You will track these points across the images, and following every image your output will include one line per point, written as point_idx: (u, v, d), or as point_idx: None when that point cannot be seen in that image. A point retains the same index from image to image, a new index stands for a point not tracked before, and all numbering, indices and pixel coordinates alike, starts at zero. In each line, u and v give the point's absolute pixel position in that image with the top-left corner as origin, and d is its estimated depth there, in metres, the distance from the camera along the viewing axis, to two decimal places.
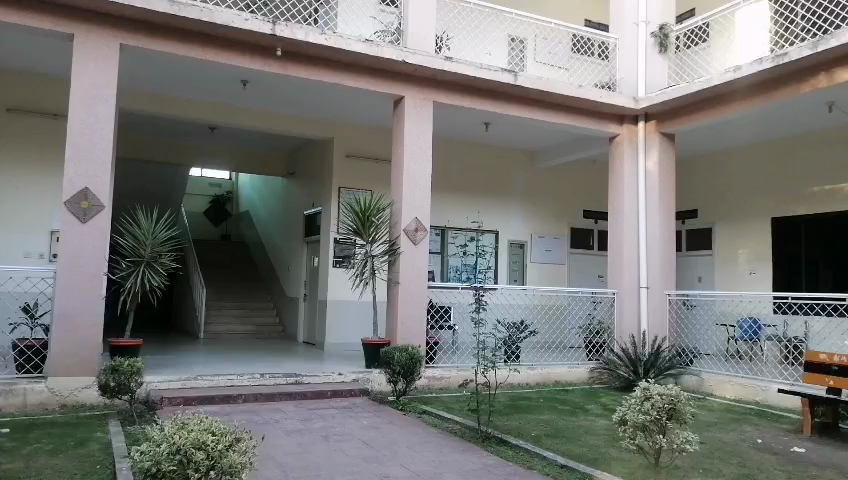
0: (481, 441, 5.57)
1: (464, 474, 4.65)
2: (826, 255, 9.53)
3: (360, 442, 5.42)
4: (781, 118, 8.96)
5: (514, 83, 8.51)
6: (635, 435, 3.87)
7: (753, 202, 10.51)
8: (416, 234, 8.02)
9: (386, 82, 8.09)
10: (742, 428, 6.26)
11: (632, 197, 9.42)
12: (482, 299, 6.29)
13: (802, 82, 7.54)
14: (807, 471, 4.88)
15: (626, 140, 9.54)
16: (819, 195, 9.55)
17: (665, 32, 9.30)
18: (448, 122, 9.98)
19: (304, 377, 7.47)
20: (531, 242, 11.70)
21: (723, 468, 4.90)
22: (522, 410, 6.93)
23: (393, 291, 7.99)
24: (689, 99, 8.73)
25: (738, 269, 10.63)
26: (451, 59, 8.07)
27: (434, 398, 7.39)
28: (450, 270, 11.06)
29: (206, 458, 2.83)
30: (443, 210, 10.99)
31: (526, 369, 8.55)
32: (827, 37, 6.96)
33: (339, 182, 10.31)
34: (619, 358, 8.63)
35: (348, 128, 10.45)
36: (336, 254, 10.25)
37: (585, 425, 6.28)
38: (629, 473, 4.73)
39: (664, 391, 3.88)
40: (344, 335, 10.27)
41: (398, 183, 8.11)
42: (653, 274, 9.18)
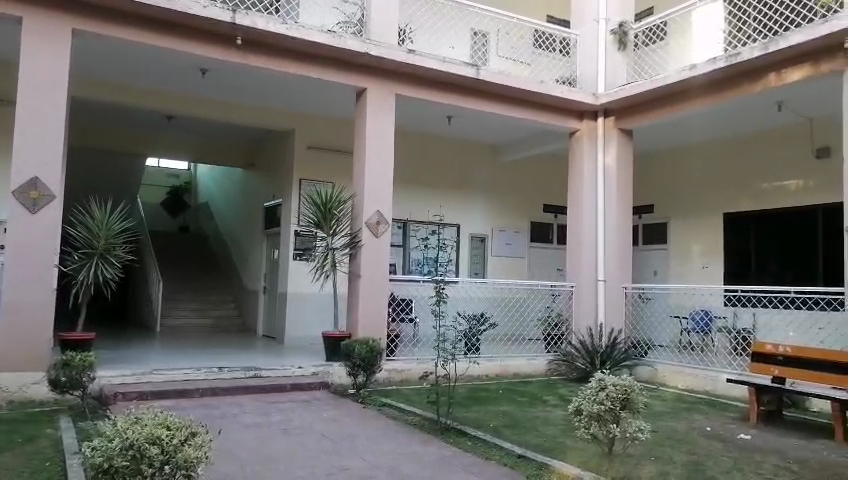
0: (441, 432, 5.62)
1: (424, 465, 4.68)
2: (774, 249, 9.86)
3: (319, 435, 5.42)
4: (734, 116, 9.22)
5: (476, 77, 8.56)
6: (590, 425, 3.96)
7: (706, 198, 10.82)
8: (378, 227, 8.01)
9: (348, 73, 8.04)
10: (693, 417, 6.46)
11: (591, 191, 9.58)
12: (444, 291, 6.30)
13: (753, 83, 7.79)
14: (753, 457, 5.07)
15: (585, 136, 9.68)
16: (769, 192, 9.88)
17: (624, 30, 9.46)
18: (411, 115, 9.97)
19: (263, 370, 7.38)
20: (492, 236, 11.79)
21: (673, 455, 5.06)
22: (482, 401, 7.01)
23: (354, 284, 7.96)
24: (645, 97, 8.91)
25: (691, 262, 10.94)
26: (414, 52, 8.08)
27: (394, 391, 7.41)
28: (412, 263, 11.07)
29: (160, 453, 2.78)
30: (404, 203, 10.99)
31: (486, 361, 8.63)
32: (776, 39, 7.20)
33: (300, 174, 10.22)
34: (577, 349, 8.80)
35: (309, 120, 10.36)
36: (297, 247, 10.17)
37: (543, 416, 6.40)
38: (585, 462, 4.85)
39: (618, 381, 3.98)
40: (304, 328, 10.20)
41: (360, 175, 8.08)
42: (610, 268, 9.37)
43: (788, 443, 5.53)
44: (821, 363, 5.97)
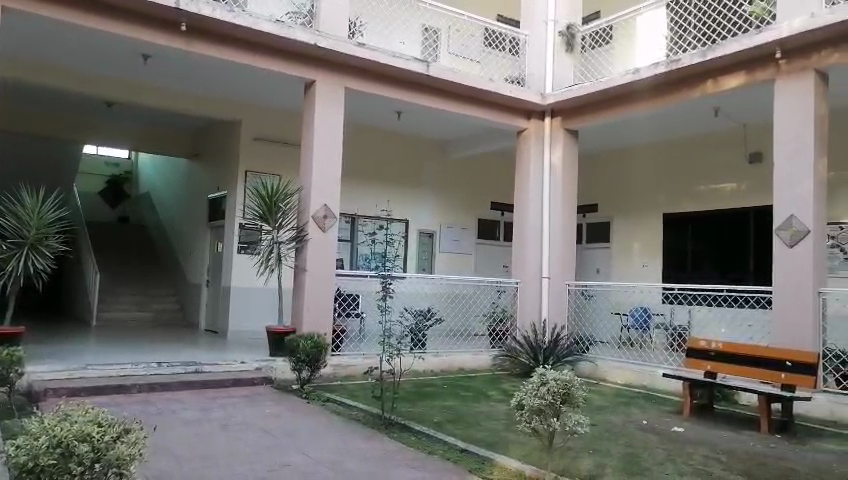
0: (384, 427, 5.62)
1: (366, 461, 4.67)
2: (709, 249, 10.24)
3: (261, 431, 5.33)
4: (675, 120, 9.50)
5: (426, 72, 8.58)
6: (531, 419, 4.03)
7: (647, 198, 11.15)
8: (325, 221, 7.93)
9: (297, 64, 7.92)
10: (630, 411, 6.66)
11: (537, 190, 9.73)
12: (389, 287, 6.28)
13: (693, 88, 8.05)
14: (685, 448, 5.26)
15: (532, 135, 9.82)
16: (705, 194, 10.27)
17: (572, 32, 9.71)
18: (360, 109, 9.92)
19: (204, 365, 7.22)
20: (440, 232, 11.85)
21: (611, 448, 5.21)
22: (426, 396, 7.05)
23: (300, 278, 7.86)
24: (591, 99, 9.11)
25: (632, 261, 11.27)
26: (363, 45, 8.04)
27: (339, 386, 7.37)
28: (359, 258, 11.04)
29: (91, 451, 2.66)
30: (352, 197, 10.93)
31: (431, 357, 8.68)
32: (714, 46, 7.48)
33: (246, 166, 10.03)
34: (521, 345, 8.93)
35: (256, 110, 10.16)
36: (242, 240, 9.98)
37: (486, 410, 6.48)
38: (526, 455, 4.94)
39: (559, 376, 4.06)
40: (247, 323, 10.03)
41: (307, 169, 7.98)
42: (555, 266, 9.56)
43: (718, 435, 5.75)
44: (752, 359, 6.26)
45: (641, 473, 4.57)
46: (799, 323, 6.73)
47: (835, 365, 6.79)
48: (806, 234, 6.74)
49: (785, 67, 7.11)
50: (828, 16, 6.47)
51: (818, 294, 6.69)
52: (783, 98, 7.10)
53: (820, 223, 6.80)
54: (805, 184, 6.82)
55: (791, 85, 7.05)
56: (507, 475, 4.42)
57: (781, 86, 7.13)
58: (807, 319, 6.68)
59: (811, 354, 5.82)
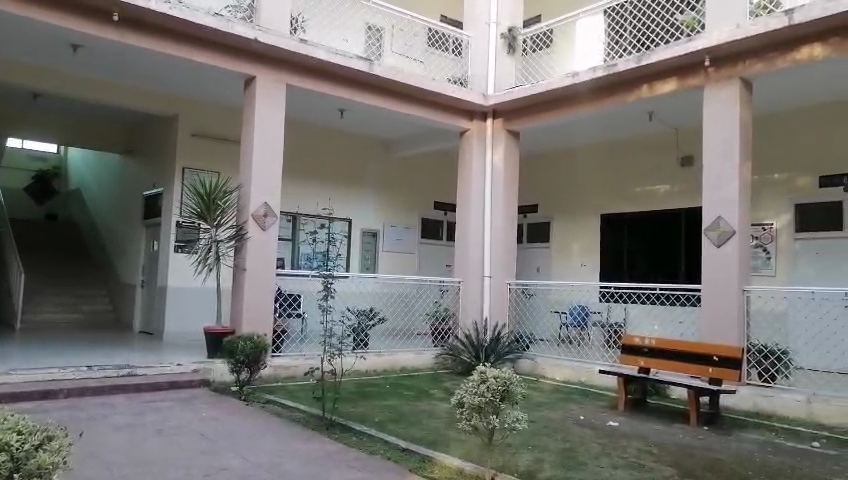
0: (325, 428, 5.57)
1: (305, 462, 4.62)
2: (643, 248, 10.58)
3: (197, 434, 5.20)
4: (611, 123, 9.78)
5: (369, 71, 8.55)
6: (471, 417, 4.06)
7: (585, 199, 11.43)
8: (264, 219, 7.78)
9: (237, 60, 7.75)
10: (567, 407, 6.82)
11: (479, 190, 9.84)
12: (331, 286, 6.20)
13: (628, 93, 8.31)
14: (619, 442, 5.43)
15: (475, 135, 9.91)
16: (640, 195, 10.61)
17: (513, 35, 9.90)
18: (301, 106, 9.78)
19: (138, 368, 6.97)
20: (383, 230, 11.83)
21: (548, 443, 5.32)
22: (367, 396, 7.02)
23: (239, 278, 7.70)
24: (532, 100, 9.26)
25: (571, 261, 11.54)
26: (306, 42, 7.94)
27: (279, 387, 7.25)
28: (301, 257, 10.91)
29: (9, 460, 2.47)
30: (294, 195, 10.77)
31: (374, 356, 8.67)
32: (648, 53, 7.73)
33: (183, 163, 9.74)
34: (463, 343, 9.02)
35: (195, 105, 9.88)
36: (179, 238, 9.71)
37: (428, 409, 6.51)
38: (466, 452, 4.99)
39: (499, 373, 4.10)
40: (184, 324, 9.75)
41: (247, 166, 7.82)
42: (496, 265, 9.69)
43: (650, 429, 5.96)
44: (681, 355, 6.52)
45: (577, 467, 4.69)
46: (726, 319, 7.04)
47: (759, 358, 7.02)
48: (733, 234, 7.05)
49: (713, 75, 7.43)
50: (751, 27, 6.80)
51: (743, 292, 7.01)
52: (711, 104, 7.41)
53: (745, 223, 7.13)
54: (731, 187, 7.14)
55: (719, 92, 7.36)
56: (447, 473, 4.46)
57: (710, 93, 7.45)
58: (733, 315, 6.99)
59: (735, 350, 6.11)
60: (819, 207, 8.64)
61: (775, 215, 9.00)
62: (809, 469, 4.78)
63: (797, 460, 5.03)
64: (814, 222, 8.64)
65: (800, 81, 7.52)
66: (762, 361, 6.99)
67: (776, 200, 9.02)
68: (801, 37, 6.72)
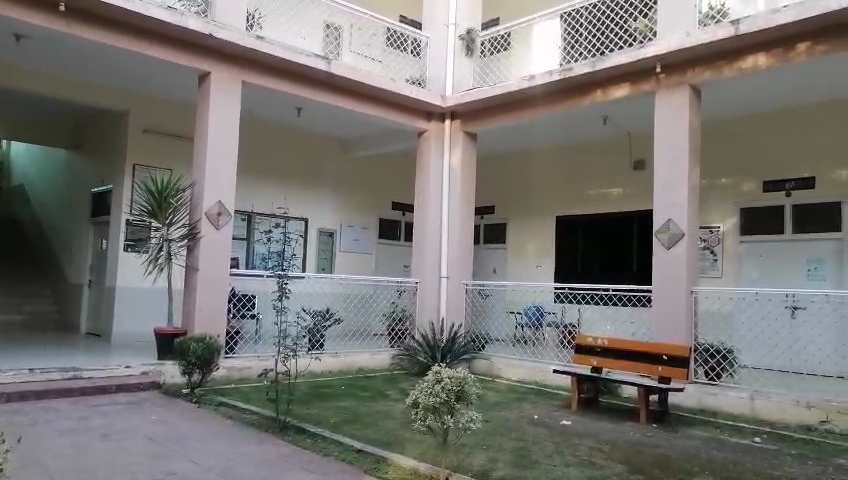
0: (279, 430, 5.49)
1: (257, 465, 4.54)
2: (597, 250, 10.79)
3: (145, 438, 5.06)
4: (567, 127, 9.95)
5: (327, 70, 8.48)
6: (426, 417, 4.06)
7: (541, 201, 11.60)
8: (218, 218, 7.64)
9: (191, 55, 7.58)
10: (522, 406, 6.90)
11: (436, 191, 9.87)
12: (285, 287, 6.12)
13: (583, 97, 8.44)
14: (571, 440, 5.52)
15: (432, 136, 9.94)
16: (594, 197, 10.81)
17: (471, 36, 9.95)
18: (257, 104, 9.63)
19: (84, 371, 6.74)
20: (340, 231, 11.75)
21: (502, 443, 5.36)
22: (322, 397, 6.96)
23: (191, 278, 7.53)
24: (489, 102, 9.34)
25: (527, 262, 11.68)
26: (262, 38, 7.82)
27: (232, 389, 7.12)
28: (256, 257, 10.77)
29: None
30: (248, 194, 10.61)
31: (329, 357, 8.60)
32: (603, 58, 7.88)
33: (133, 159, 9.48)
34: (419, 344, 9.03)
35: (147, 100, 9.63)
36: (129, 237, 9.45)
37: (383, 410, 6.49)
38: (421, 453, 4.99)
39: (454, 374, 4.11)
40: (133, 325, 9.49)
41: (200, 163, 7.66)
42: (453, 266, 9.73)
43: (601, 427, 6.08)
44: (632, 354, 6.69)
45: (530, 466, 4.74)
46: (675, 319, 7.24)
47: (705, 357, 7.24)
48: (682, 236, 7.25)
49: (664, 81, 7.63)
50: (700, 36, 7.01)
51: (691, 292, 7.22)
52: (662, 110, 7.60)
53: (693, 226, 7.34)
54: (681, 190, 7.34)
55: (670, 98, 7.56)
56: (402, 473, 4.45)
57: (661, 99, 7.64)
58: (682, 315, 7.19)
59: (683, 348, 6.31)
60: (763, 210, 8.96)
61: (722, 218, 9.29)
62: (752, 464, 4.94)
63: (740, 455, 5.20)
64: (758, 226, 8.97)
65: (746, 89, 7.78)
66: (709, 360, 7.23)
67: (723, 203, 9.31)
68: (747, 47, 6.95)
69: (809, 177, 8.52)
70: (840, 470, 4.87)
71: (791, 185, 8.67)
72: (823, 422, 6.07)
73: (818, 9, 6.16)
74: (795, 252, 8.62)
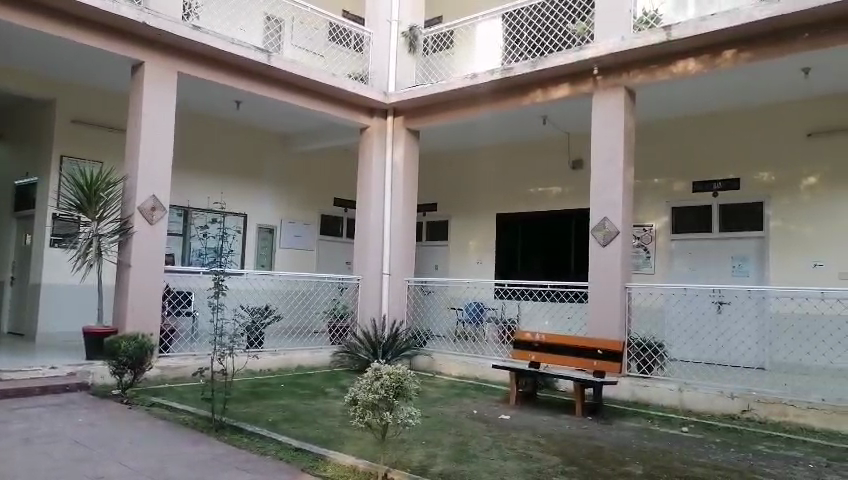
0: (214, 430, 5.35)
1: (191, 466, 4.43)
2: (536, 247, 10.98)
3: (72, 442, 4.86)
4: (509, 125, 10.09)
5: (267, 63, 8.32)
6: (364, 414, 4.03)
7: (482, 199, 11.72)
8: (153, 213, 7.40)
9: (123, 43, 7.29)
10: (461, 402, 6.96)
11: (379, 187, 9.84)
12: (222, 284, 5.96)
13: (523, 96, 8.58)
14: (509, 434, 5.62)
15: (375, 133, 9.91)
16: (534, 196, 11.02)
17: (414, 33, 9.96)
18: (196, 96, 9.36)
19: (4, 373, 6.41)
20: (280, 227, 11.57)
21: (442, 438, 5.41)
22: (260, 396, 6.84)
23: (123, 275, 7.26)
24: (431, 100, 9.39)
25: (468, 259, 11.79)
26: (199, 28, 7.60)
27: (166, 389, 6.90)
28: (192, 253, 10.53)
29: None
30: (184, 187, 10.31)
31: (268, 355, 8.46)
32: (542, 58, 8.02)
33: (60, 150, 9.05)
34: (360, 341, 8.99)
35: (76, 90, 9.22)
36: (56, 232, 9.06)
37: (323, 408, 6.42)
38: (360, 449, 4.98)
39: (393, 370, 4.12)
40: (59, 324, 9.08)
41: (133, 156, 7.39)
42: (395, 263, 9.74)
43: (538, 420, 6.20)
44: (569, 349, 6.85)
45: (468, 460, 4.79)
46: (609, 315, 7.45)
47: (638, 351, 7.50)
48: (617, 234, 7.47)
49: (601, 83, 7.83)
50: (635, 40, 7.24)
51: (625, 289, 7.45)
52: (598, 110, 7.80)
53: (627, 224, 7.57)
54: (615, 189, 7.55)
55: (606, 99, 7.77)
56: (341, 471, 4.42)
57: (598, 100, 7.84)
58: (616, 311, 7.41)
59: (616, 343, 6.51)
60: (692, 209, 9.32)
61: (655, 218, 9.62)
62: (679, 453, 5.15)
63: (668, 444, 5.40)
64: (687, 225, 9.34)
65: (677, 93, 8.08)
66: (641, 354, 7.49)
67: (655, 203, 9.65)
68: (678, 52, 7.22)
69: (734, 178, 8.93)
70: (759, 456, 5.13)
71: (718, 186, 9.06)
72: (744, 411, 6.37)
73: (743, 18, 6.47)
74: (721, 249, 9.00)
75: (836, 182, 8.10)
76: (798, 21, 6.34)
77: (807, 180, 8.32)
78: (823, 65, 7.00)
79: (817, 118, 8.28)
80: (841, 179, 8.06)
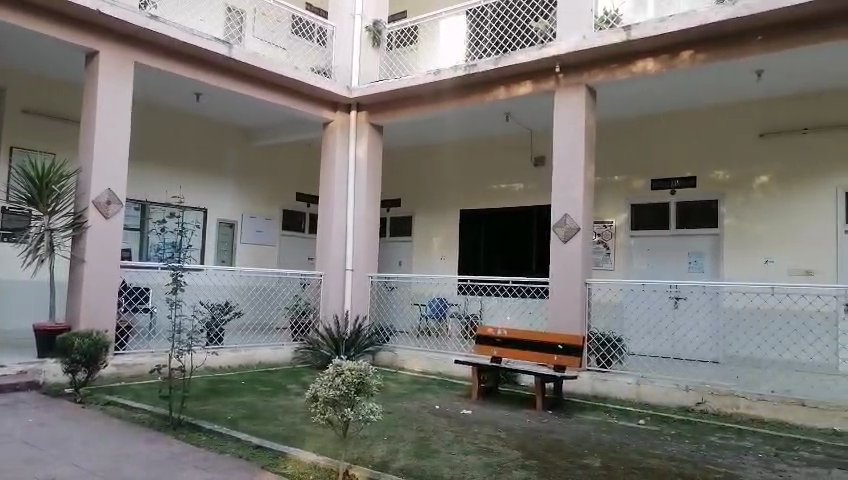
0: (172, 429, 5.24)
1: (146, 465, 4.33)
2: (498, 244, 11.06)
3: (20, 442, 4.70)
4: (472, 122, 10.12)
5: (228, 55, 8.17)
6: (325, 411, 4.00)
7: (446, 195, 11.76)
8: (108, 207, 7.21)
9: (77, 31, 7.07)
10: (424, 397, 6.98)
11: (342, 183, 9.77)
12: (180, 279, 5.85)
13: (486, 93, 8.63)
14: (471, 429, 5.65)
15: (338, 127, 9.83)
16: (497, 192, 11.10)
17: (378, 28, 9.98)
18: (154, 88, 9.16)
19: None
20: (241, 222, 11.40)
21: (403, 433, 5.41)
22: (219, 393, 6.73)
23: (77, 270, 7.05)
24: (394, 95, 9.36)
25: (431, 255, 11.82)
26: (156, 18, 7.41)
27: (122, 387, 6.73)
28: (151, 248, 10.31)
29: None
30: (141, 181, 10.06)
31: (228, 352, 8.33)
32: (505, 55, 8.06)
33: (10, 141, 8.72)
34: (323, 337, 8.93)
35: (27, 79, 8.91)
36: (4, 226, 8.61)
37: (284, 405, 6.35)
38: (322, 446, 4.94)
39: (354, 366, 4.09)
40: (9, 321, 8.78)
41: (87, 148, 7.19)
42: (358, 259, 9.70)
43: (500, 415, 6.25)
44: (530, 345, 6.92)
45: (429, 455, 4.80)
46: (570, 311, 7.55)
47: (598, 346, 7.61)
48: (578, 231, 7.58)
49: (563, 81, 7.91)
50: (595, 39, 7.32)
51: (585, 285, 7.56)
52: (560, 108, 7.89)
53: (588, 221, 7.69)
54: (576, 186, 7.65)
55: (568, 97, 7.86)
56: (301, 468, 4.38)
57: (559, 98, 7.93)
58: (576, 306, 7.52)
59: (576, 338, 6.61)
60: (650, 207, 9.51)
61: (614, 215, 9.78)
62: (636, 445, 5.25)
63: (626, 437, 5.51)
64: (646, 222, 9.53)
65: (636, 92, 8.23)
66: (600, 349, 7.61)
67: (614, 200, 9.82)
68: (637, 52, 7.34)
69: (691, 177, 9.14)
70: (712, 447, 5.27)
71: (675, 185, 9.25)
72: (698, 403, 6.53)
73: (699, 19, 6.61)
74: (678, 246, 9.21)
75: (787, 182, 8.36)
76: (751, 24, 6.51)
77: (759, 179, 8.57)
78: (775, 67, 7.21)
79: (769, 119, 8.53)
80: (791, 177, 8.33)
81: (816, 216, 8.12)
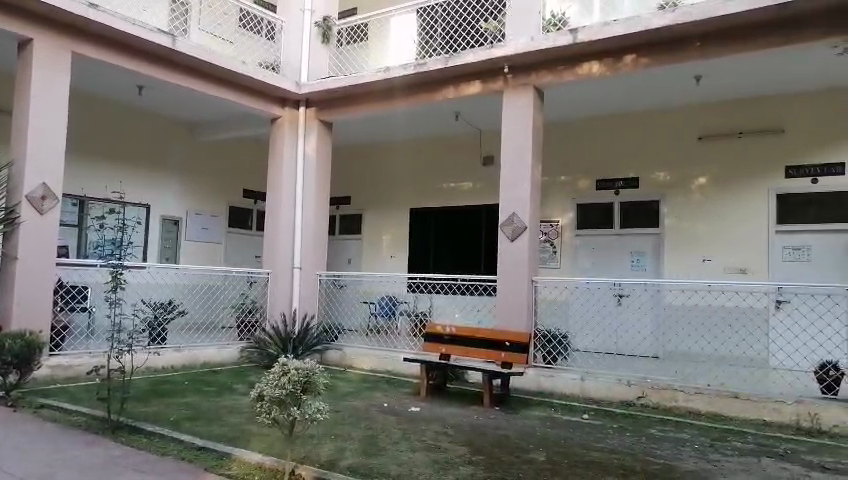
0: (110, 432, 5.07)
1: (81, 470, 4.18)
2: (448, 242, 11.12)
3: None
4: (422, 120, 10.14)
5: (172, 47, 7.95)
6: (271, 410, 3.94)
7: (396, 194, 11.75)
8: (42, 202, 6.91)
9: (9, 18, 6.75)
10: (372, 395, 6.96)
11: (290, 180, 9.63)
12: (120, 277, 5.67)
13: (436, 91, 8.67)
14: (418, 426, 5.67)
15: (287, 123, 9.69)
16: (447, 191, 11.15)
17: (328, 24, 9.81)
18: (93, 79, 8.84)
19: None
20: (185, 219, 11.11)
21: (351, 432, 5.38)
22: (162, 394, 6.55)
23: (9, 268, 6.74)
24: (344, 92, 9.29)
25: (380, 252, 11.79)
26: (96, 7, 7.15)
27: (57, 390, 6.48)
28: (89, 245, 9.95)
29: None
30: (79, 176, 9.70)
31: (170, 352, 8.08)
32: (455, 55, 8.11)
33: None
34: (270, 336, 8.78)
35: None
36: None
37: (228, 405, 6.23)
38: (267, 447, 4.87)
39: (300, 365, 4.04)
40: None
41: (20, 138, 6.87)
42: (306, 257, 9.57)
43: (448, 412, 6.29)
44: (478, 342, 6.99)
45: (377, 453, 4.80)
46: (517, 308, 7.66)
47: (544, 343, 7.74)
48: (525, 229, 7.70)
49: (511, 81, 8.01)
50: (543, 41, 7.45)
51: (532, 283, 7.69)
52: (508, 108, 7.99)
53: (535, 220, 7.81)
54: (523, 185, 7.77)
55: (516, 98, 7.97)
56: (245, 469, 4.31)
57: (508, 98, 8.03)
58: (522, 304, 7.63)
59: (522, 335, 6.71)
60: (595, 206, 9.73)
61: (561, 214, 9.97)
62: (579, 439, 5.37)
63: (570, 431, 5.62)
64: (590, 221, 9.75)
65: (582, 94, 8.41)
66: (546, 346, 7.75)
67: (561, 199, 10.00)
68: (583, 55, 7.51)
69: (635, 177, 9.40)
70: (651, 439, 5.44)
71: (619, 185, 9.50)
72: (639, 397, 6.73)
73: (642, 25, 6.82)
74: (621, 246, 9.46)
75: (723, 183, 8.70)
76: (690, 30, 6.75)
77: (697, 180, 8.89)
78: (712, 73, 7.49)
79: (707, 122, 8.86)
80: (727, 179, 8.67)
81: (749, 217, 8.49)
